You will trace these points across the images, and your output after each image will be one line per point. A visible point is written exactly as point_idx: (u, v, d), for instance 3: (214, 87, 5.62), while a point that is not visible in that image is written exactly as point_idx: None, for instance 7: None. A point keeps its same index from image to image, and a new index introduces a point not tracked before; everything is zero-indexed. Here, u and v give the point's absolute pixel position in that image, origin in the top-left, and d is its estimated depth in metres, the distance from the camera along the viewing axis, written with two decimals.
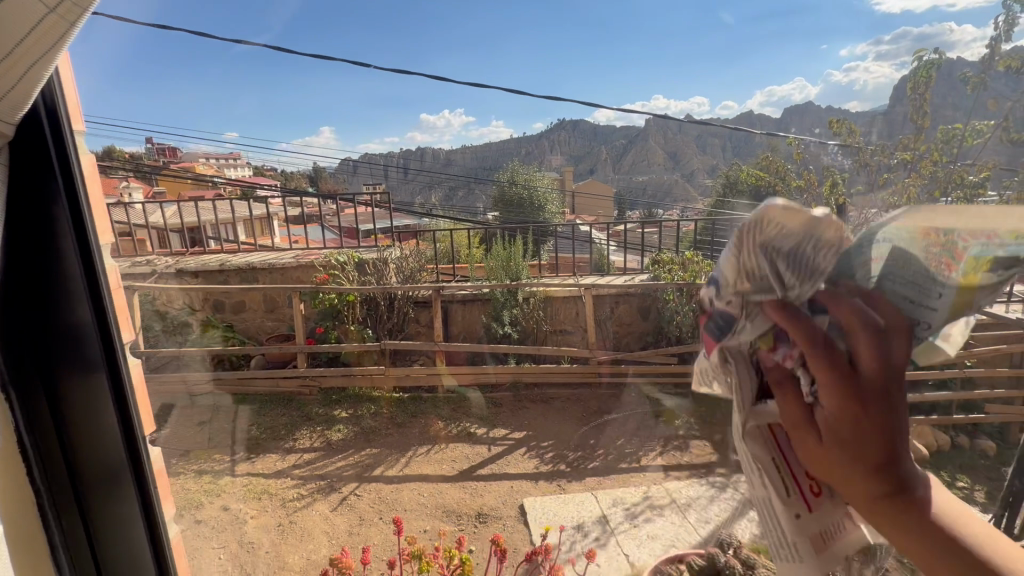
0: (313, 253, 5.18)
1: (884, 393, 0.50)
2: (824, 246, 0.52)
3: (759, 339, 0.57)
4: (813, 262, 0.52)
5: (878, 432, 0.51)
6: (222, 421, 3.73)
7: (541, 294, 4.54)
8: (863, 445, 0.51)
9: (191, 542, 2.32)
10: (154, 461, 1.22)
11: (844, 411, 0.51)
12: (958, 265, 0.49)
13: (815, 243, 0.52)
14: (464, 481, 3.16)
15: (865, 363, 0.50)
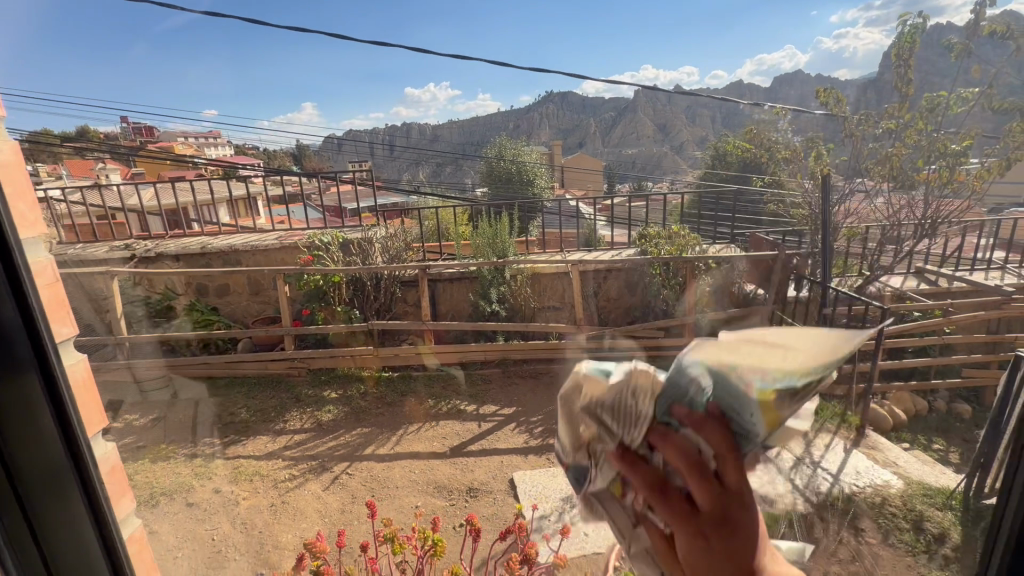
0: (296, 234, 5.10)
1: (722, 518, 0.55)
2: (641, 393, 0.58)
3: (613, 487, 0.62)
4: (634, 412, 0.58)
5: (725, 552, 0.55)
6: (212, 405, 3.72)
7: (528, 271, 4.55)
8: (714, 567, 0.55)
9: (183, 525, 2.36)
10: (111, 458, 0.97)
11: (692, 542, 0.55)
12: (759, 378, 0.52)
13: (632, 393, 0.59)
14: (454, 457, 3.20)
15: (700, 500, 0.54)
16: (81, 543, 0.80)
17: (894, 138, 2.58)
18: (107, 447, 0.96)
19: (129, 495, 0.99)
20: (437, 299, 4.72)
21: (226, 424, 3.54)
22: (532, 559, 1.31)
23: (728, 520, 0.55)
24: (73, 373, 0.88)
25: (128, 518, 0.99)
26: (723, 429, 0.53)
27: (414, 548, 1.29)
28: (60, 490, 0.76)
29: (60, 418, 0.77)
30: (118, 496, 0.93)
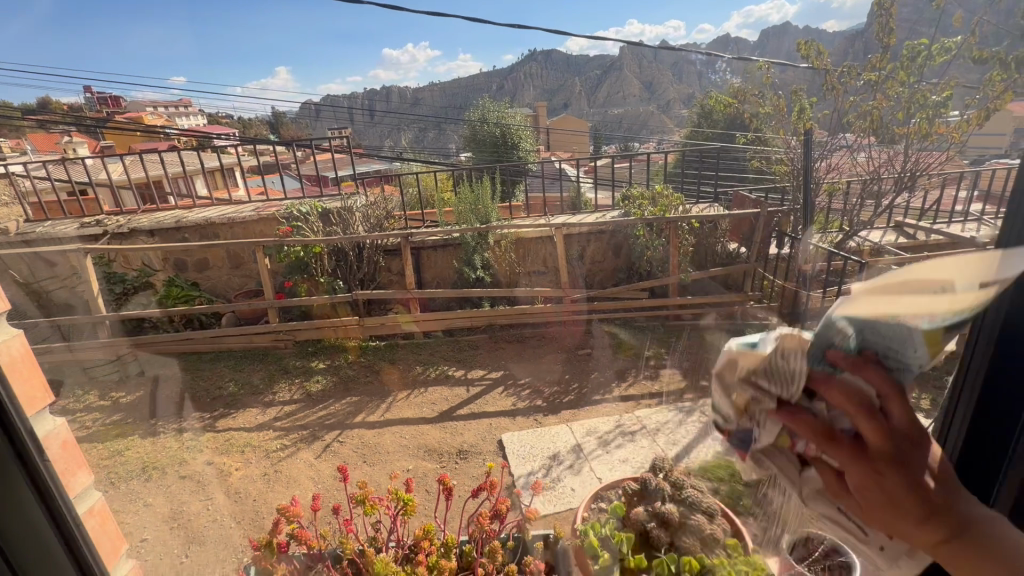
0: (273, 205, 4.99)
1: (895, 453, 0.57)
2: (790, 355, 0.62)
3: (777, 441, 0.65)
4: (787, 371, 0.61)
5: (899, 487, 0.58)
6: (199, 381, 3.72)
7: (513, 236, 4.53)
8: (894, 499, 0.58)
9: (178, 498, 2.46)
10: (61, 428, 0.96)
11: (869, 477, 0.58)
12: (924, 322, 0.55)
13: (781, 356, 0.63)
14: (444, 421, 3.25)
15: (870, 436, 0.57)
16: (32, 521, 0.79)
17: (877, 90, 2.10)
18: (57, 421, 0.95)
19: (85, 469, 0.99)
20: (421, 266, 4.71)
21: (214, 398, 3.55)
22: (503, 514, 1.36)
23: (902, 456, 0.58)
24: (8, 350, 0.86)
25: (87, 492, 0.99)
26: (881, 372, 0.56)
27: (387, 508, 1.31)
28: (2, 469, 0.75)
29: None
30: (71, 470, 0.92)
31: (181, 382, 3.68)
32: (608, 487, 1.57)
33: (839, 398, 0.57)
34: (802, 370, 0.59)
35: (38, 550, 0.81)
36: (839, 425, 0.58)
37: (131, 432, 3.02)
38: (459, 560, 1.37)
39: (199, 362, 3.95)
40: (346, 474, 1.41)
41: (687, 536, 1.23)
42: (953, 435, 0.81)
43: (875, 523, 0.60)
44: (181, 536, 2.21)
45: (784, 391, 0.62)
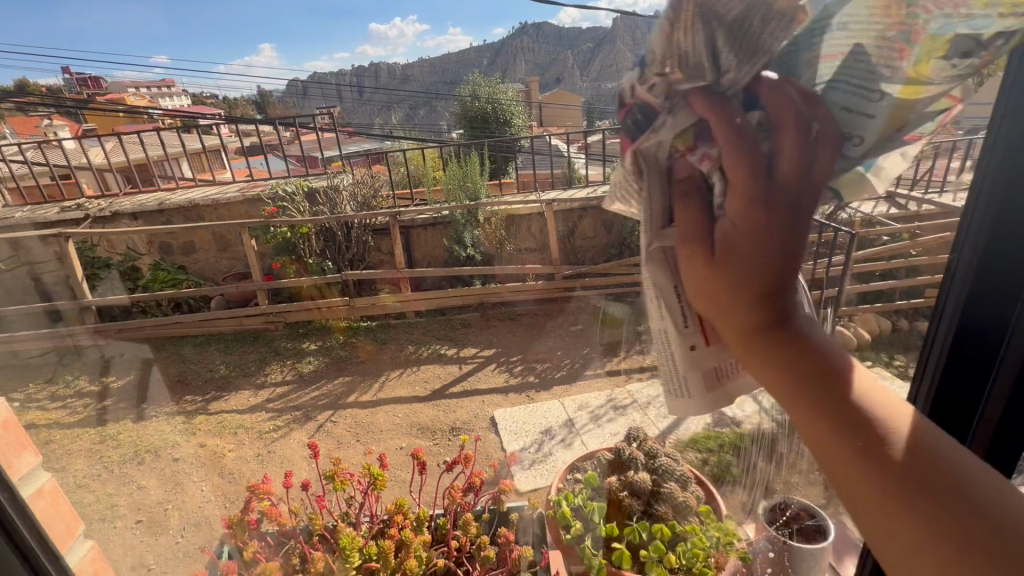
0: (259, 185, 4.91)
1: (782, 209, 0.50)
2: (767, 27, 0.48)
3: (677, 138, 0.53)
4: (750, 45, 0.48)
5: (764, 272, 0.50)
6: (189, 363, 3.70)
7: (504, 213, 4.50)
8: (754, 253, 0.50)
9: (172, 480, 2.48)
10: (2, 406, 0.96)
11: (744, 214, 0.50)
12: (912, 49, 0.48)
13: (759, 21, 0.47)
14: (436, 399, 3.27)
15: (779, 166, 0.49)
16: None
17: None
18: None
19: (35, 450, 0.95)
20: (411, 246, 4.69)
21: (205, 380, 3.54)
22: (477, 487, 1.36)
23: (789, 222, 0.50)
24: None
25: (37, 473, 0.93)
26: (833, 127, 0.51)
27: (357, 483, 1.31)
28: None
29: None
30: (14, 451, 0.87)
31: (171, 365, 3.66)
32: (583, 458, 1.51)
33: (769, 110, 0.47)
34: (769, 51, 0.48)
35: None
36: (747, 133, 0.49)
37: (123, 416, 3.02)
38: (434, 533, 1.38)
39: (189, 345, 3.94)
40: (317, 449, 1.39)
41: (661, 504, 1.22)
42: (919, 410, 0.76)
43: (720, 279, 0.52)
44: (177, 516, 2.23)
45: (717, 69, 0.48)
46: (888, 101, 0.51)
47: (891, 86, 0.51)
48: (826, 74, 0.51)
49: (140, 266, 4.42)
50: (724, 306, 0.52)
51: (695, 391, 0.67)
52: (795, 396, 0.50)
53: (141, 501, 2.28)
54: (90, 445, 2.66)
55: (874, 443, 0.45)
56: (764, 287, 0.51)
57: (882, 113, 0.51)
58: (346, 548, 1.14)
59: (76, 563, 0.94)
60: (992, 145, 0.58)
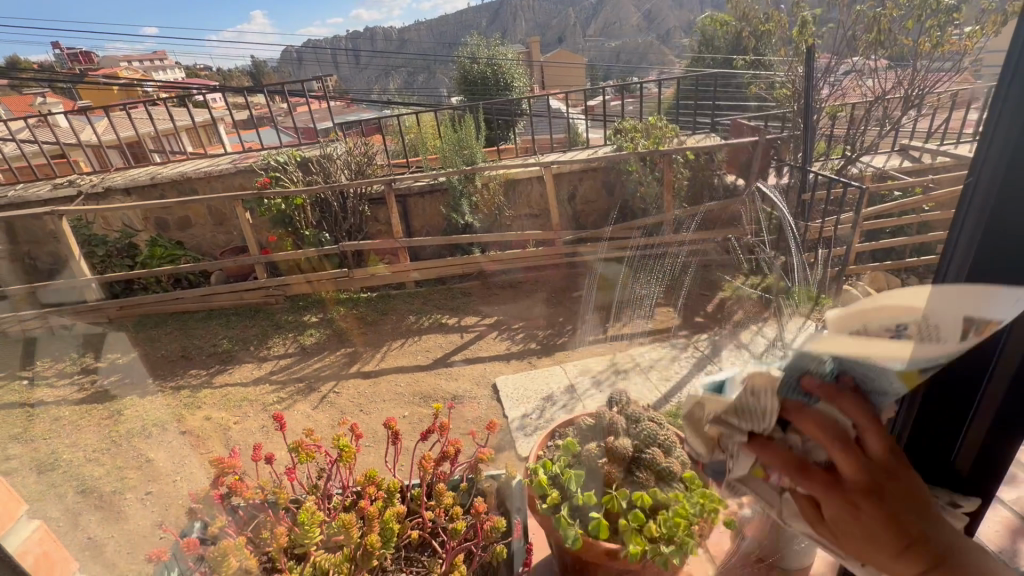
0: (252, 156, 4.82)
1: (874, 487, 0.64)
2: (759, 394, 0.64)
3: (751, 471, 0.72)
4: (757, 411, 0.64)
5: (883, 517, 0.64)
6: (191, 339, 3.71)
7: (501, 178, 4.40)
8: (863, 526, 0.64)
9: (180, 451, 2.52)
10: None
11: (844, 508, 0.64)
12: (842, 380, 0.59)
13: (750, 394, 0.65)
14: (437, 368, 3.27)
15: (846, 471, 0.63)
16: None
17: None
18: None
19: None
20: (409, 214, 4.63)
21: (208, 354, 3.56)
22: (451, 455, 1.34)
23: (876, 486, 0.64)
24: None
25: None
26: (859, 403, 0.61)
27: (325, 456, 1.33)
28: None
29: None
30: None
31: (174, 340, 3.68)
32: (564, 425, 1.50)
33: (813, 428, 0.62)
34: (775, 410, 0.62)
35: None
36: (798, 452, 0.65)
37: (129, 391, 3.05)
38: (410, 503, 1.41)
39: (190, 320, 3.94)
40: (283, 421, 1.35)
41: (640, 471, 1.14)
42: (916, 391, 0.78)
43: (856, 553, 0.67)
44: (187, 484, 2.28)
45: (749, 423, 0.66)
46: (903, 381, 0.58)
47: (898, 384, 0.59)
48: (831, 365, 0.59)
49: (137, 242, 4.41)
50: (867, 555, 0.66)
51: None
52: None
53: (151, 472, 2.32)
54: (98, 420, 2.70)
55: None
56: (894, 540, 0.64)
57: (899, 385, 0.59)
58: (306, 523, 1.15)
59: (19, 544, 0.86)
60: (983, 156, 0.62)
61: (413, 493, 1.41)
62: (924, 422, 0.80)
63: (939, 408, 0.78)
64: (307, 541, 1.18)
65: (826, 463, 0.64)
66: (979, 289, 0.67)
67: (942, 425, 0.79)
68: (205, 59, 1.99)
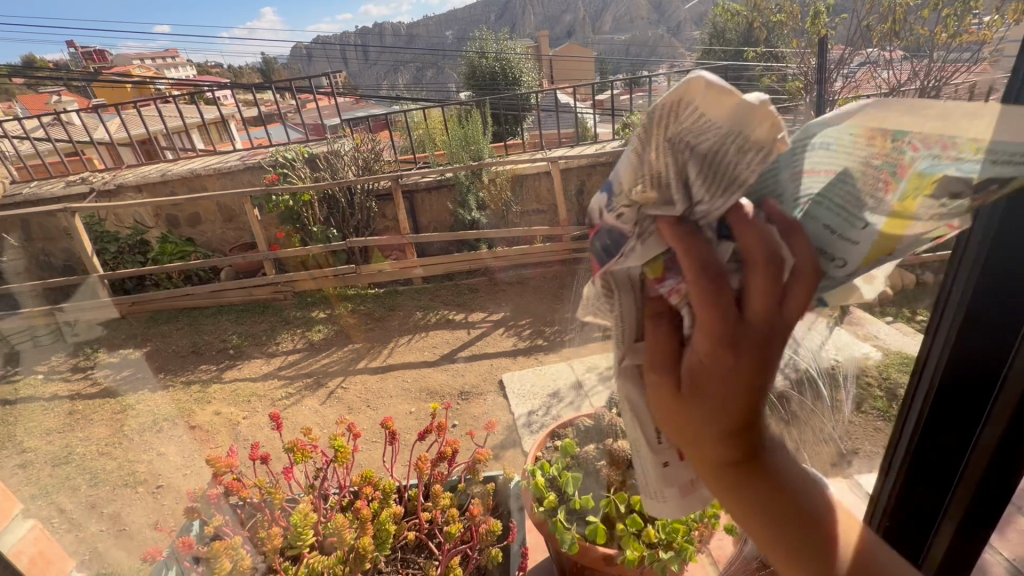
0: (261, 152, 4.84)
1: (766, 347, 0.46)
2: (747, 152, 0.41)
3: (646, 267, 0.47)
4: (729, 171, 0.41)
5: (748, 393, 0.49)
6: (201, 334, 3.75)
7: (509, 173, 4.38)
8: (726, 382, 0.48)
9: (189, 444, 2.56)
10: None
11: (713, 356, 0.46)
12: (899, 183, 0.41)
13: (736, 147, 0.41)
14: (444, 364, 3.27)
15: (754, 304, 0.44)
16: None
17: None
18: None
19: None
20: (417, 210, 4.62)
21: (218, 350, 3.59)
22: (448, 456, 1.33)
23: (769, 346, 0.46)
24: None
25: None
26: (814, 241, 0.45)
27: (322, 455, 1.33)
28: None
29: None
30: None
31: (185, 336, 3.72)
32: (564, 425, 1.52)
33: (756, 243, 0.42)
34: (746, 184, 0.41)
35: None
36: (718, 263, 0.42)
37: (139, 386, 3.10)
38: (405, 504, 1.41)
39: (200, 316, 3.98)
40: (280, 420, 1.35)
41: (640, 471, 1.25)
42: (917, 416, 0.76)
43: (679, 423, 0.52)
44: (195, 478, 2.30)
45: (691, 198, 0.42)
46: (873, 234, 0.43)
47: (875, 215, 0.43)
48: (809, 189, 0.44)
49: (149, 238, 4.47)
50: (700, 437, 0.52)
51: (669, 499, 0.64)
52: (747, 501, 0.55)
53: (160, 467, 2.35)
54: (109, 414, 2.75)
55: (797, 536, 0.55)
56: (731, 411, 0.50)
57: (870, 243, 0.44)
58: (298, 525, 1.16)
59: (14, 543, 0.85)
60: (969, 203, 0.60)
61: (411, 494, 1.40)
62: (915, 467, 0.78)
63: (928, 453, 0.76)
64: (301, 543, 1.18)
65: (738, 292, 0.44)
66: (973, 313, 0.64)
67: (937, 470, 0.77)
68: (213, 56, 2.00)
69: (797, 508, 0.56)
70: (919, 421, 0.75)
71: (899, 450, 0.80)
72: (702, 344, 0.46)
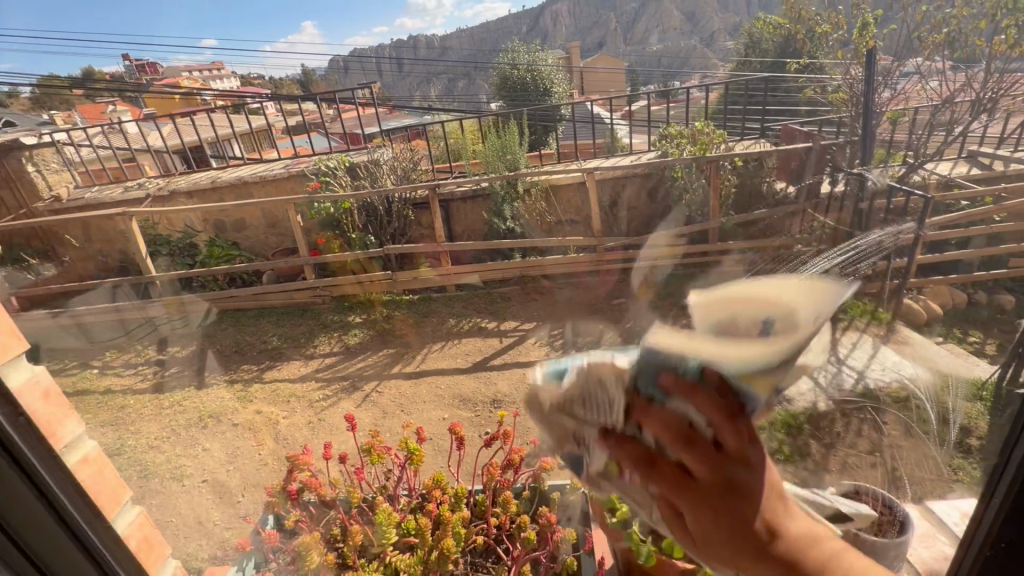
0: (303, 161, 5.05)
1: (722, 488, 0.66)
2: (602, 388, 0.73)
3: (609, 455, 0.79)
4: (601, 404, 0.74)
5: (734, 515, 0.66)
6: (244, 335, 3.90)
7: (543, 184, 4.43)
8: (720, 534, 0.67)
9: (232, 442, 2.66)
10: (46, 374, 0.87)
11: (688, 508, 0.69)
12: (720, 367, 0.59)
13: (595, 388, 0.75)
14: (477, 371, 3.30)
15: (698, 470, 0.66)
16: (20, 495, 0.72)
17: None
18: (35, 368, 0.86)
19: (75, 417, 0.89)
20: (451, 219, 4.70)
21: (260, 351, 3.72)
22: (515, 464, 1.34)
23: (732, 492, 0.66)
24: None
25: (80, 442, 0.90)
26: (712, 400, 0.61)
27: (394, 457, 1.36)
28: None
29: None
30: (57, 418, 0.82)
31: (229, 335, 3.87)
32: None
33: (658, 426, 0.66)
34: (618, 405, 0.71)
35: (34, 526, 0.74)
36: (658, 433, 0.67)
37: (188, 382, 3.24)
38: (473, 508, 1.43)
39: (242, 317, 4.13)
40: (355, 422, 1.39)
41: None
42: (1005, 483, 0.70)
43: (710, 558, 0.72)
44: (239, 477, 2.39)
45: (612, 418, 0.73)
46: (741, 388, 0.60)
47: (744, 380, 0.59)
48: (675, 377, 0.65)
49: (197, 242, 4.70)
50: (728, 557, 0.69)
51: None
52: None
53: (205, 463, 2.45)
54: (160, 408, 2.88)
55: None
56: (741, 537, 0.66)
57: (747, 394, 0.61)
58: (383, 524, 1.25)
59: (125, 529, 0.94)
60: None
61: (477, 499, 1.42)
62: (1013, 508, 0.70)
63: None
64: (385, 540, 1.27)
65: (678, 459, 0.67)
66: None
67: None
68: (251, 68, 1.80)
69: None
70: (1007, 488, 0.69)
71: (993, 493, 0.72)
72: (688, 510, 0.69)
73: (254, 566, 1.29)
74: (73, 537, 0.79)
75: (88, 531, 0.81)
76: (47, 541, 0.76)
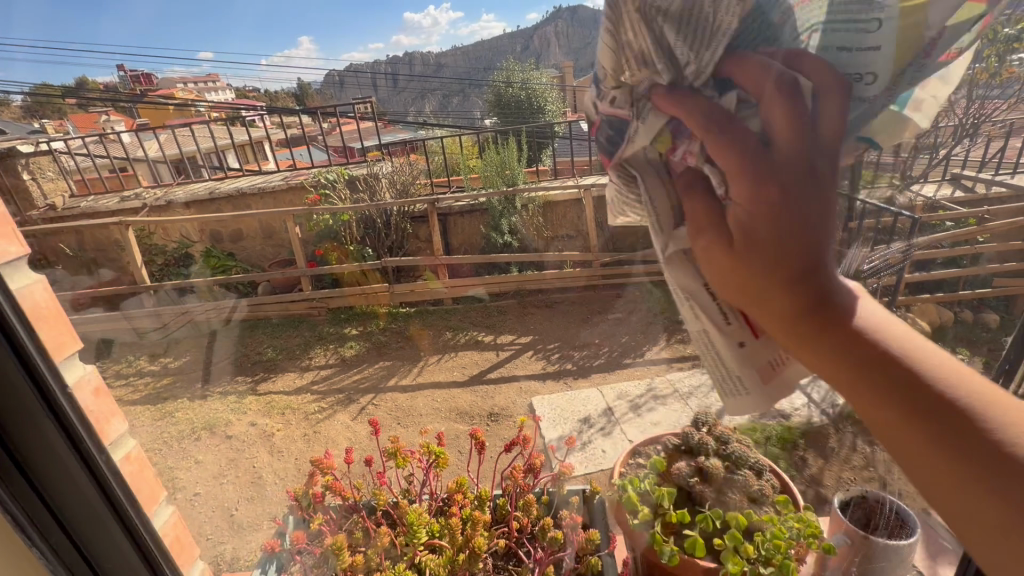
0: (301, 173, 5.07)
1: (804, 176, 0.53)
2: (725, 15, 0.56)
3: (661, 140, 0.64)
4: (709, 29, 0.58)
5: (792, 226, 0.53)
6: (239, 346, 3.88)
7: (540, 200, 4.48)
8: (776, 246, 0.54)
9: (228, 455, 2.63)
10: (93, 376, 0.91)
11: (752, 206, 0.54)
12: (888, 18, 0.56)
13: (713, 5, 0.57)
14: (474, 384, 3.30)
15: (775, 149, 0.53)
16: (63, 473, 0.81)
17: None
18: (85, 367, 0.89)
19: (120, 415, 0.94)
20: (449, 232, 4.71)
21: (254, 362, 3.70)
22: (535, 470, 1.34)
23: (803, 202, 0.53)
24: (30, 293, 0.77)
25: (123, 438, 0.95)
26: (790, 103, 0.53)
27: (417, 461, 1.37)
28: (24, 407, 0.75)
29: (9, 340, 0.71)
30: (104, 416, 0.88)
31: (223, 347, 3.83)
32: (647, 442, 1.48)
33: (762, 97, 0.54)
34: (726, 47, 0.56)
35: (71, 498, 0.83)
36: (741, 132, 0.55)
37: (180, 394, 3.21)
38: (494, 513, 1.40)
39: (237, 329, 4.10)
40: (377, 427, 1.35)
41: (733, 491, 1.20)
42: None
43: (752, 294, 0.57)
44: (232, 490, 2.37)
45: (682, 66, 0.59)
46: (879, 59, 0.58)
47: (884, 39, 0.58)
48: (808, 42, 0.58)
49: (193, 252, 4.68)
50: (765, 291, 0.56)
51: (751, 384, 0.72)
52: (825, 356, 0.55)
53: (199, 474, 2.43)
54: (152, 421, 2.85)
55: (919, 395, 0.51)
56: (797, 271, 0.54)
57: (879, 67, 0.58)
58: (413, 526, 1.21)
59: (160, 527, 0.98)
60: None
61: (498, 503, 1.40)
62: None
63: None
64: (412, 543, 1.25)
65: (757, 135, 0.54)
66: None
67: None
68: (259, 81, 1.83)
69: (878, 351, 0.53)
70: None
71: None
72: (743, 197, 0.54)
73: (275, 570, 1.26)
74: (118, 527, 0.89)
75: (125, 509, 0.89)
76: (90, 519, 0.86)
